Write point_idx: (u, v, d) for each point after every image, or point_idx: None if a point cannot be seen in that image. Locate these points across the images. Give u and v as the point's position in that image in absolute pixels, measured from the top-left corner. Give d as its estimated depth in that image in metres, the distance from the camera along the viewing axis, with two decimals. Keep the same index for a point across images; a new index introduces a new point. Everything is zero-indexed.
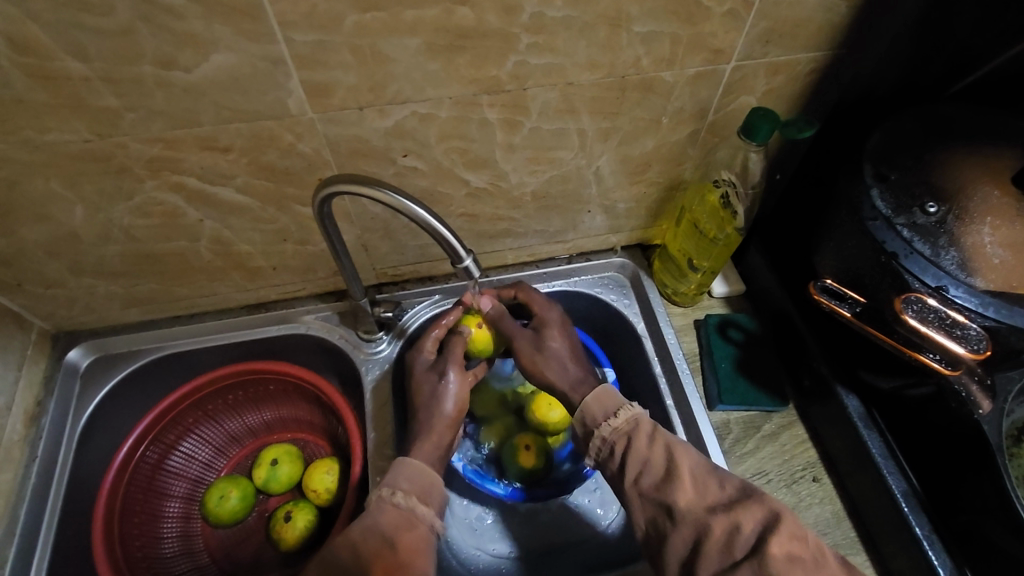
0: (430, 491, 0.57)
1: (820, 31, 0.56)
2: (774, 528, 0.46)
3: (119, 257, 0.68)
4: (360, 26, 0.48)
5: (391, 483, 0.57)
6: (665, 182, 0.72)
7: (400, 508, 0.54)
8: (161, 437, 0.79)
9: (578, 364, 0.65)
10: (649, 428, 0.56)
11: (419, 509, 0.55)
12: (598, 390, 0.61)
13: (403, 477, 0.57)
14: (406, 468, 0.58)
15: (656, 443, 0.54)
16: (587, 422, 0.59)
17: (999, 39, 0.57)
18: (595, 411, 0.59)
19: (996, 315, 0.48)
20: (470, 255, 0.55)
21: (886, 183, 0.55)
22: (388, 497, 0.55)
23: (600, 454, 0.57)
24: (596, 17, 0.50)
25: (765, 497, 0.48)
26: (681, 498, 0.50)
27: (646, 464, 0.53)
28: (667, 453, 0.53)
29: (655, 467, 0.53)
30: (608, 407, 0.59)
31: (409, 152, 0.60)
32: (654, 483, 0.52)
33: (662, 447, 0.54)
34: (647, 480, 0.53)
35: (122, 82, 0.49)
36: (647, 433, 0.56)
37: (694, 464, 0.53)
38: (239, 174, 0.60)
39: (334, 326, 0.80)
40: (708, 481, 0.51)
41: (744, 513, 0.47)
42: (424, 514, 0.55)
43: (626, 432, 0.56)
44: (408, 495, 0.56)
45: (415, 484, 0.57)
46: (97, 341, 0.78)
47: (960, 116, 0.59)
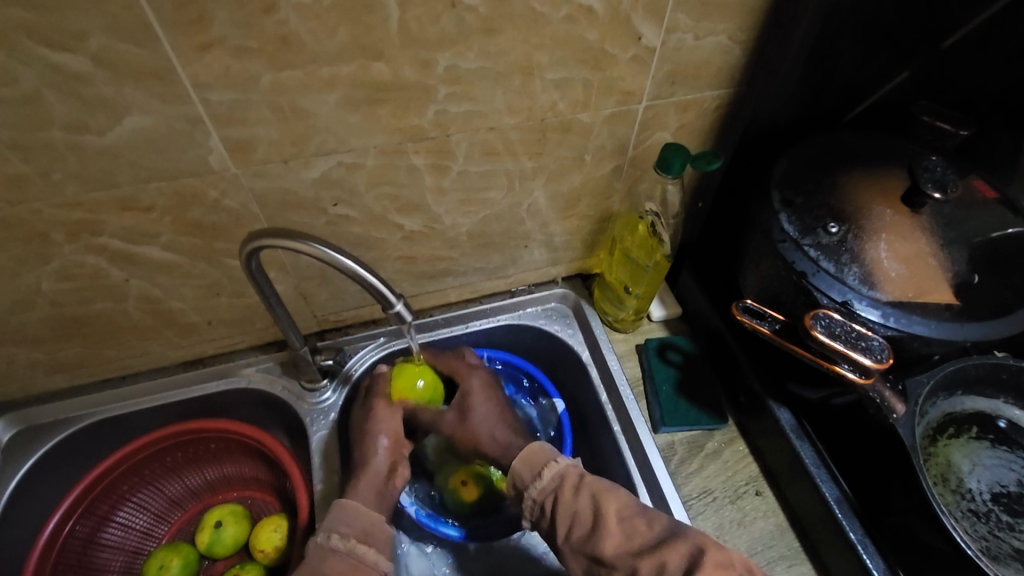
0: (370, 531, 0.56)
1: (720, 71, 0.61)
2: (698, 560, 0.46)
3: (38, 323, 0.65)
4: (277, 84, 0.49)
5: (327, 526, 0.56)
6: (596, 215, 0.75)
7: (339, 551, 0.54)
8: (92, 509, 0.75)
9: (501, 428, 0.66)
10: (574, 480, 0.57)
11: (358, 549, 0.54)
12: (526, 448, 0.61)
13: (341, 520, 0.56)
14: (343, 510, 0.57)
15: (582, 494, 0.55)
16: (517, 483, 0.60)
17: (880, 71, 0.63)
18: (523, 473, 0.59)
19: (897, 324, 0.52)
20: (401, 299, 0.55)
21: (792, 207, 0.59)
22: (325, 541, 0.54)
23: (533, 515, 0.58)
24: (509, 67, 0.53)
25: (689, 532, 0.48)
26: (608, 546, 0.51)
27: (574, 516, 0.54)
28: (593, 502, 0.54)
29: (584, 518, 0.53)
30: (536, 465, 0.59)
31: (339, 201, 0.61)
32: (583, 535, 0.53)
33: (587, 497, 0.54)
34: (576, 534, 0.53)
35: (31, 149, 0.48)
36: (573, 485, 0.56)
37: (622, 505, 0.54)
38: (165, 232, 0.59)
39: (276, 376, 0.78)
40: (637, 522, 0.52)
41: (671, 549, 0.48)
42: (366, 554, 0.54)
43: (552, 488, 0.57)
44: (346, 537, 0.55)
45: (354, 526, 0.56)
46: (20, 412, 0.74)
47: (854, 141, 0.64)
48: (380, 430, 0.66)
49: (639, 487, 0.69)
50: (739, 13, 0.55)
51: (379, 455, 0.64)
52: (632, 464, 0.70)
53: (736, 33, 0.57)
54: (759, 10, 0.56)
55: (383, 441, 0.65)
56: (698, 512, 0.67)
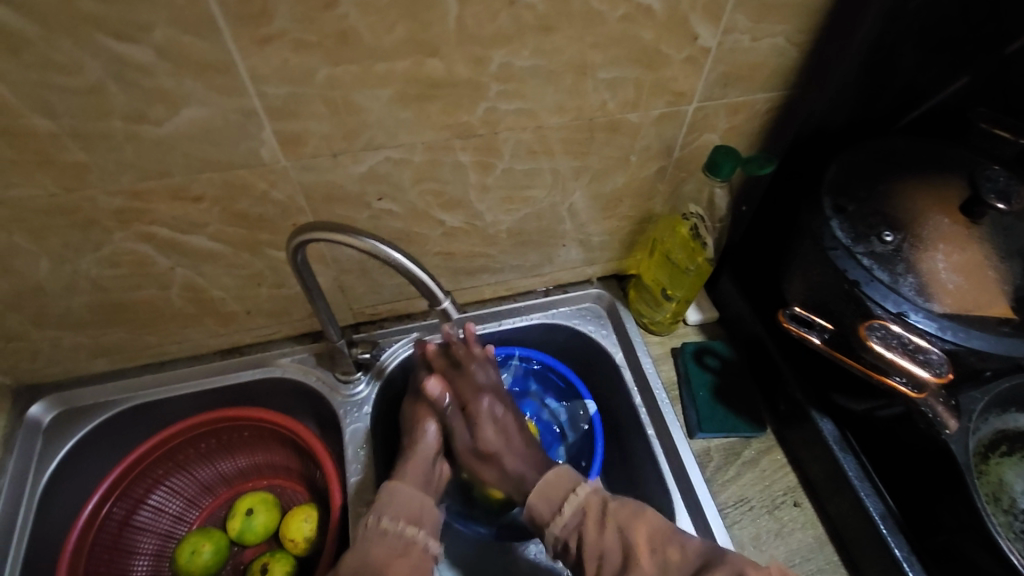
0: (420, 515, 0.58)
1: (774, 73, 0.59)
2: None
3: (85, 308, 0.66)
4: (332, 79, 0.49)
5: (378, 509, 0.57)
6: (636, 216, 0.74)
7: (390, 533, 0.55)
8: (129, 491, 0.76)
9: (509, 453, 0.64)
10: (598, 509, 0.57)
11: (409, 533, 0.56)
12: (542, 481, 0.60)
13: (390, 504, 0.57)
14: (393, 493, 0.58)
15: (608, 529, 0.55)
16: (536, 519, 0.59)
17: (940, 76, 0.61)
18: (542, 507, 0.58)
19: (955, 338, 0.51)
20: (447, 297, 0.56)
21: (844, 214, 0.57)
22: (376, 523, 0.56)
23: (556, 549, 0.58)
24: (562, 66, 0.52)
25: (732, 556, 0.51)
26: None
27: (603, 553, 0.55)
28: (619, 536, 0.54)
29: (612, 555, 0.54)
30: (555, 498, 0.58)
31: (384, 196, 0.61)
32: (616, 570, 0.54)
33: (615, 531, 0.55)
34: (607, 570, 0.54)
35: (90, 137, 0.49)
36: (597, 519, 0.56)
37: (654, 529, 0.54)
38: (212, 222, 0.59)
39: (311, 367, 0.79)
40: (671, 547, 0.53)
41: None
42: (416, 537, 0.56)
43: (575, 525, 0.56)
44: (396, 519, 0.56)
45: (403, 509, 0.57)
46: (61, 394, 0.76)
47: (910, 147, 0.62)
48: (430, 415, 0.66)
49: (672, 488, 0.68)
50: (799, 14, 0.54)
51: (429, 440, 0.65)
52: (666, 468, 0.69)
53: (794, 34, 0.56)
54: (820, 11, 0.54)
55: (432, 427, 0.66)
56: (734, 521, 0.66)
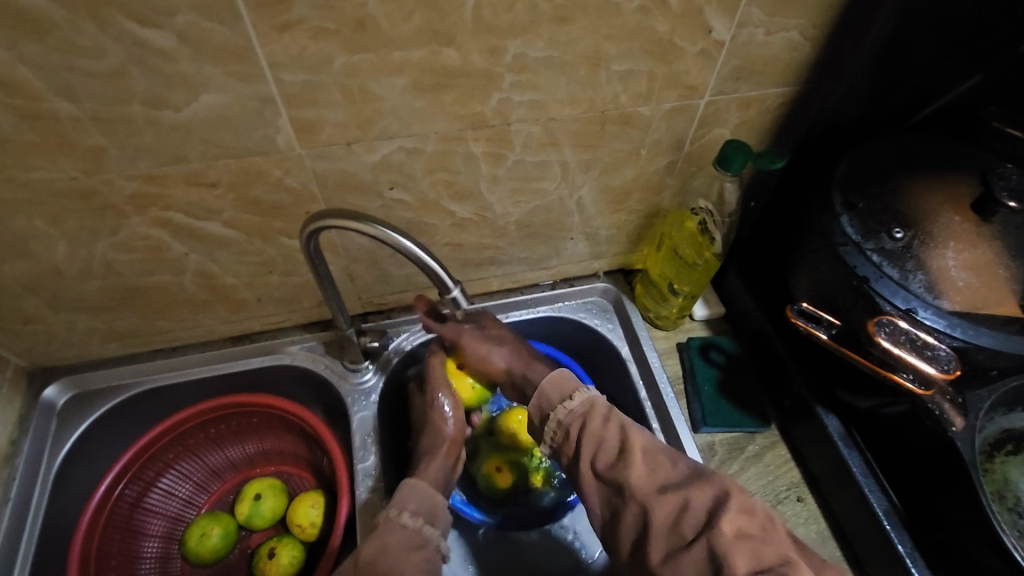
0: (437, 513, 0.59)
1: (786, 68, 0.60)
2: (723, 504, 0.44)
3: (100, 291, 0.67)
4: (349, 67, 0.49)
5: (398, 503, 0.58)
6: (645, 210, 0.74)
7: (409, 527, 0.56)
8: (140, 474, 0.77)
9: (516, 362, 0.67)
10: (603, 409, 0.55)
11: (425, 529, 0.56)
12: (554, 373, 0.60)
13: (411, 498, 0.59)
14: (413, 489, 0.60)
15: (610, 424, 0.53)
16: (543, 407, 0.59)
17: (953, 74, 0.61)
18: (551, 395, 0.59)
19: (964, 336, 0.51)
20: (457, 286, 0.57)
21: (854, 211, 0.58)
22: (396, 516, 0.56)
23: (555, 441, 0.56)
24: (576, 57, 0.52)
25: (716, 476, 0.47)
26: (632, 476, 0.49)
27: (600, 448, 0.52)
28: (619, 432, 0.52)
29: (609, 449, 0.52)
30: (564, 391, 0.58)
31: (395, 185, 0.61)
32: (607, 465, 0.51)
33: (616, 426, 0.53)
34: (600, 463, 0.51)
35: (110, 122, 0.50)
36: (602, 414, 0.54)
37: (648, 440, 0.51)
38: (226, 209, 0.60)
39: (320, 355, 0.80)
40: (661, 457, 0.50)
41: (694, 491, 0.46)
42: (432, 535, 0.56)
43: (580, 413, 0.55)
44: (416, 515, 0.57)
45: (423, 505, 0.58)
46: (74, 377, 0.77)
47: (921, 145, 0.62)
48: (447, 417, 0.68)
49: None
50: (813, 10, 0.54)
51: (446, 439, 0.67)
52: None
53: (808, 29, 0.56)
54: (835, 7, 0.54)
55: (449, 425, 0.68)
56: None
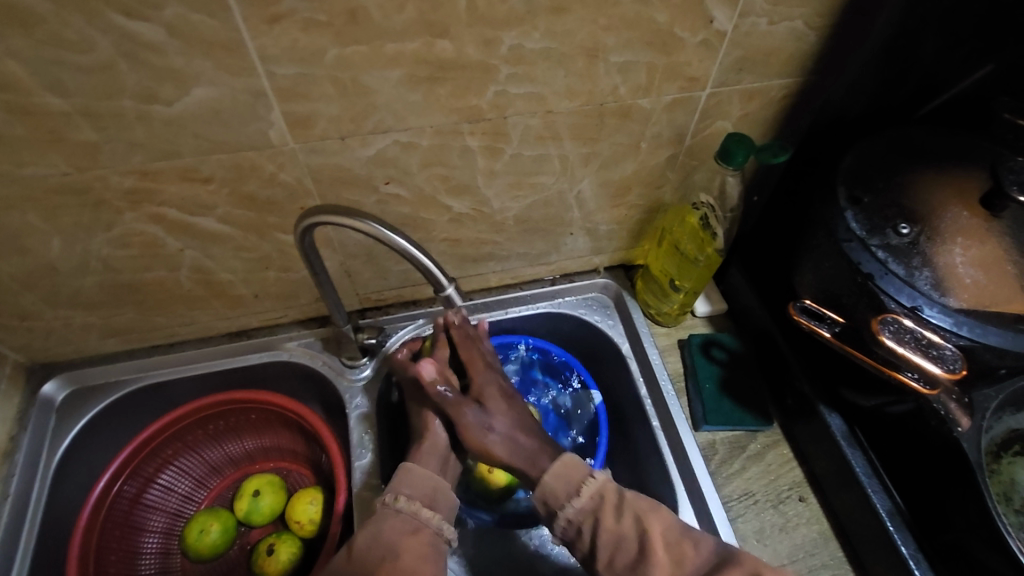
0: (435, 497, 0.57)
1: (791, 58, 0.58)
2: None
3: (97, 288, 0.66)
4: (341, 59, 0.48)
5: (393, 488, 0.57)
6: (646, 205, 0.73)
7: (403, 512, 0.55)
8: (139, 470, 0.77)
9: (524, 434, 0.59)
10: (615, 498, 0.54)
11: (422, 513, 0.55)
12: (558, 463, 0.55)
13: (405, 483, 0.57)
14: (408, 473, 0.58)
15: (626, 517, 0.52)
16: (549, 502, 0.54)
17: (963, 64, 0.59)
18: (557, 492, 0.54)
19: (971, 334, 0.50)
20: (453, 283, 0.56)
21: (859, 206, 0.56)
22: (391, 502, 0.55)
23: (566, 535, 0.54)
24: (574, 48, 0.51)
25: (747, 557, 0.48)
26: None
27: (619, 542, 0.51)
28: (637, 525, 0.51)
29: (629, 544, 0.51)
30: (572, 482, 0.55)
31: (391, 179, 0.60)
32: (629, 562, 0.51)
33: (633, 519, 0.51)
34: (621, 560, 0.51)
35: (101, 116, 0.49)
36: (615, 506, 0.53)
37: (667, 527, 0.51)
38: (221, 205, 0.60)
39: (317, 352, 0.80)
40: (684, 545, 0.50)
41: (729, 574, 0.47)
42: (429, 519, 0.55)
43: (592, 509, 0.53)
44: (411, 500, 0.56)
45: (418, 490, 0.57)
46: (73, 372, 0.76)
47: (929, 139, 0.60)
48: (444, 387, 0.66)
49: (675, 478, 0.68)
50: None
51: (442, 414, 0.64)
52: (670, 459, 0.69)
53: (814, 18, 0.54)
54: None
55: (439, 425, 0.63)
56: (738, 513, 0.66)
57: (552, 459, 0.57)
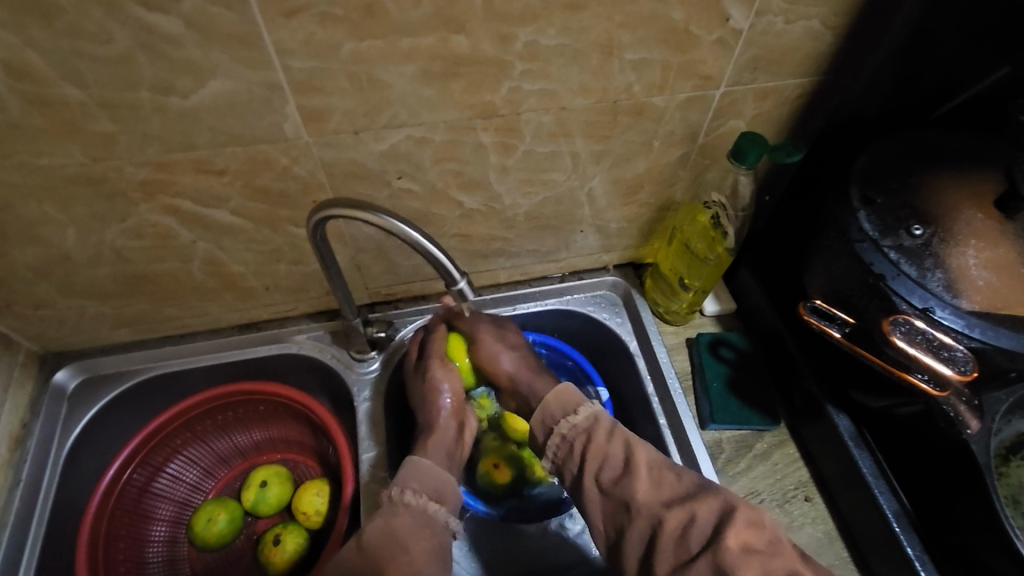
0: (442, 490, 0.59)
1: (806, 58, 0.58)
2: (731, 518, 0.47)
3: (110, 278, 0.67)
4: (357, 54, 0.48)
5: (401, 482, 0.58)
6: (656, 203, 0.73)
7: (412, 506, 0.56)
8: (148, 460, 0.78)
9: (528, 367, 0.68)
10: (608, 424, 0.58)
11: (430, 507, 0.57)
12: (558, 389, 0.62)
13: (413, 478, 0.59)
14: (415, 468, 0.60)
15: (615, 438, 0.56)
16: (547, 421, 0.61)
17: (980, 66, 0.59)
18: (555, 410, 0.61)
19: (983, 336, 0.49)
20: (464, 278, 0.56)
21: (872, 206, 0.56)
22: (400, 496, 0.57)
23: (557, 455, 0.59)
24: (589, 45, 0.51)
25: (721, 489, 0.50)
26: (639, 492, 0.52)
27: (605, 459, 0.55)
28: (625, 447, 0.55)
29: (614, 461, 0.55)
30: (569, 405, 0.61)
31: (404, 174, 0.60)
32: (614, 478, 0.54)
33: (621, 442, 0.56)
34: (606, 477, 0.54)
35: (118, 108, 0.49)
36: (606, 429, 0.57)
37: (652, 457, 0.54)
38: (234, 197, 0.60)
39: (327, 345, 0.80)
40: (667, 472, 0.53)
41: (701, 503, 0.49)
42: (437, 513, 0.57)
43: (585, 429, 0.58)
44: (419, 493, 0.58)
45: (426, 484, 0.59)
46: (84, 362, 0.77)
47: (944, 140, 0.60)
48: (443, 388, 0.67)
49: None
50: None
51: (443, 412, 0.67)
52: (677, 458, 0.69)
53: (830, 18, 0.54)
54: None
55: (447, 400, 0.67)
56: None
57: (555, 388, 0.64)
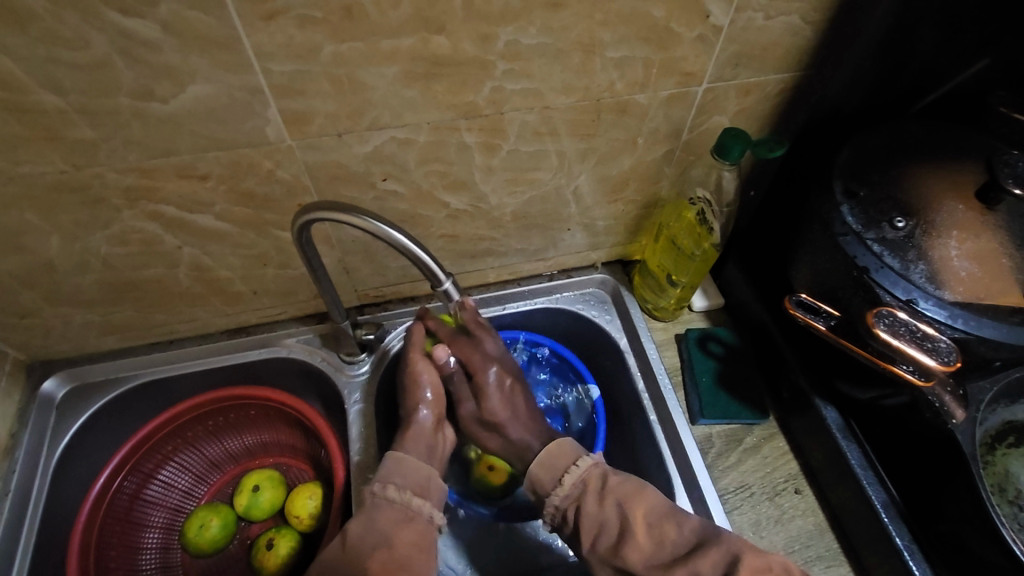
0: (426, 485, 0.59)
1: (787, 53, 0.58)
2: (734, 570, 0.48)
3: (96, 286, 0.67)
4: (337, 56, 0.48)
5: (383, 478, 0.58)
6: (643, 200, 0.73)
7: (395, 502, 0.56)
8: (139, 467, 0.77)
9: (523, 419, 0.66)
10: (598, 485, 0.57)
11: (414, 503, 0.57)
12: (544, 453, 0.61)
13: (396, 473, 0.58)
14: (399, 463, 0.59)
15: (607, 503, 0.55)
16: (537, 489, 0.60)
17: (959, 58, 0.59)
18: (544, 479, 0.60)
19: (965, 326, 0.50)
20: (450, 278, 0.56)
21: (855, 199, 0.56)
22: (381, 492, 0.57)
23: (555, 521, 0.59)
24: (570, 44, 0.51)
25: (725, 538, 0.51)
26: (639, 561, 0.52)
27: (601, 526, 0.55)
28: (619, 510, 0.55)
29: (610, 527, 0.55)
30: (557, 472, 0.60)
31: (389, 176, 0.60)
32: (611, 544, 0.54)
33: (613, 505, 0.55)
34: (603, 543, 0.54)
35: (98, 114, 0.49)
36: (596, 493, 0.57)
37: (650, 511, 0.54)
38: (218, 202, 0.60)
39: (316, 348, 0.80)
40: (667, 528, 0.53)
41: (705, 558, 0.50)
42: (421, 508, 0.57)
43: (575, 496, 0.57)
44: (402, 489, 0.58)
45: (410, 478, 0.58)
46: (72, 370, 0.77)
47: (925, 133, 0.60)
48: (423, 381, 0.65)
49: (673, 472, 0.69)
50: None
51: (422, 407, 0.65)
52: (669, 454, 0.70)
53: (809, 13, 0.54)
54: None
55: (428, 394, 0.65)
56: (734, 506, 0.66)
57: (545, 446, 0.63)
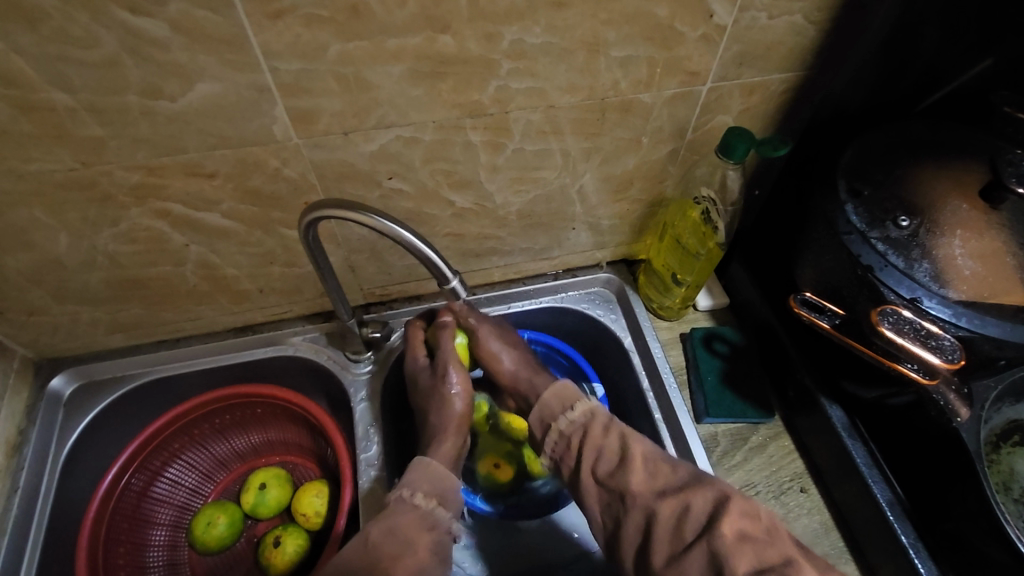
0: (447, 496, 0.59)
1: (791, 52, 0.58)
2: (724, 507, 0.48)
3: (104, 283, 0.67)
4: (344, 55, 0.49)
5: (411, 484, 0.59)
6: (647, 200, 0.74)
7: (420, 508, 0.57)
8: (146, 464, 0.78)
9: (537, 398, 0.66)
10: (604, 419, 0.59)
11: (437, 511, 0.57)
12: (556, 385, 0.64)
13: (424, 480, 0.59)
14: (425, 470, 0.60)
15: (611, 432, 0.57)
16: (544, 416, 0.62)
17: (963, 57, 0.59)
18: (553, 407, 0.62)
19: (970, 325, 0.50)
20: (456, 276, 0.57)
21: (859, 198, 0.56)
22: (408, 497, 0.57)
23: (556, 450, 0.60)
24: (575, 43, 0.52)
25: (716, 480, 0.50)
26: (634, 484, 0.53)
27: (602, 451, 0.56)
28: (621, 440, 0.56)
29: (610, 454, 0.56)
30: (566, 401, 0.62)
31: (394, 175, 0.61)
32: (609, 470, 0.55)
33: (617, 435, 0.57)
34: (601, 469, 0.56)
35: (107, 112, 0.50)
36: (602, 424, 0.58)
37: (648, 449, 0.55)
38: (225, 200, 0.60)
39: (322, 346, 0.80)
40: (662, 464, 0.54)
41: (695, 494, 0.50)
42: (442, 517, 0.57)
43: (581, 424, 0.59)
44: (427, 496, 0.58)
45: (434, 486, 0.59)
46: (80, 367, 0.77)
47: (930, 132, 0.61)
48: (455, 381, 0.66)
49: None
50: None
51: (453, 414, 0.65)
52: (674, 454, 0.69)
53: (813, 13, 0.55)
54: None
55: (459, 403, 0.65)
56: None
57: (553, 385, 0.65)
